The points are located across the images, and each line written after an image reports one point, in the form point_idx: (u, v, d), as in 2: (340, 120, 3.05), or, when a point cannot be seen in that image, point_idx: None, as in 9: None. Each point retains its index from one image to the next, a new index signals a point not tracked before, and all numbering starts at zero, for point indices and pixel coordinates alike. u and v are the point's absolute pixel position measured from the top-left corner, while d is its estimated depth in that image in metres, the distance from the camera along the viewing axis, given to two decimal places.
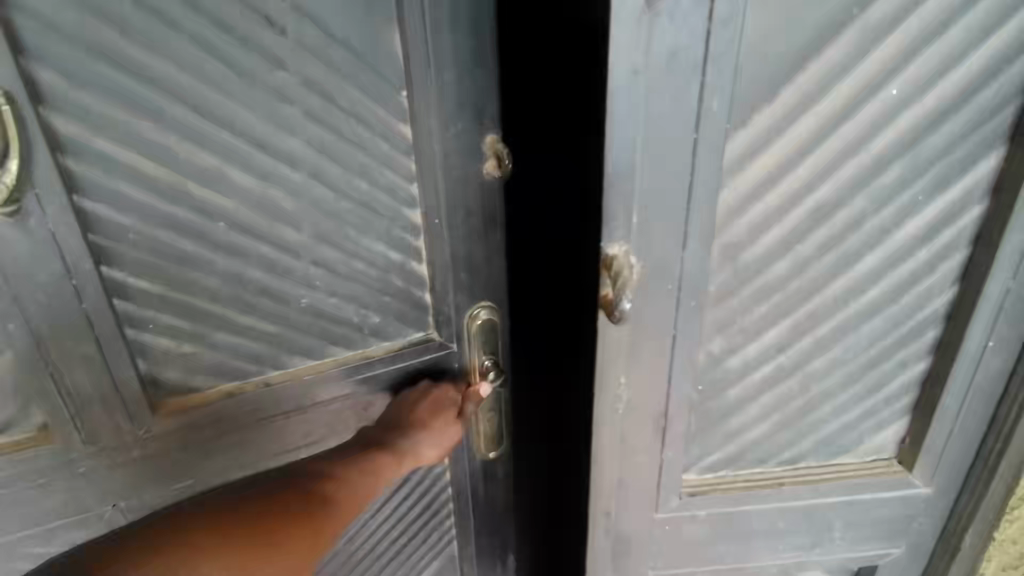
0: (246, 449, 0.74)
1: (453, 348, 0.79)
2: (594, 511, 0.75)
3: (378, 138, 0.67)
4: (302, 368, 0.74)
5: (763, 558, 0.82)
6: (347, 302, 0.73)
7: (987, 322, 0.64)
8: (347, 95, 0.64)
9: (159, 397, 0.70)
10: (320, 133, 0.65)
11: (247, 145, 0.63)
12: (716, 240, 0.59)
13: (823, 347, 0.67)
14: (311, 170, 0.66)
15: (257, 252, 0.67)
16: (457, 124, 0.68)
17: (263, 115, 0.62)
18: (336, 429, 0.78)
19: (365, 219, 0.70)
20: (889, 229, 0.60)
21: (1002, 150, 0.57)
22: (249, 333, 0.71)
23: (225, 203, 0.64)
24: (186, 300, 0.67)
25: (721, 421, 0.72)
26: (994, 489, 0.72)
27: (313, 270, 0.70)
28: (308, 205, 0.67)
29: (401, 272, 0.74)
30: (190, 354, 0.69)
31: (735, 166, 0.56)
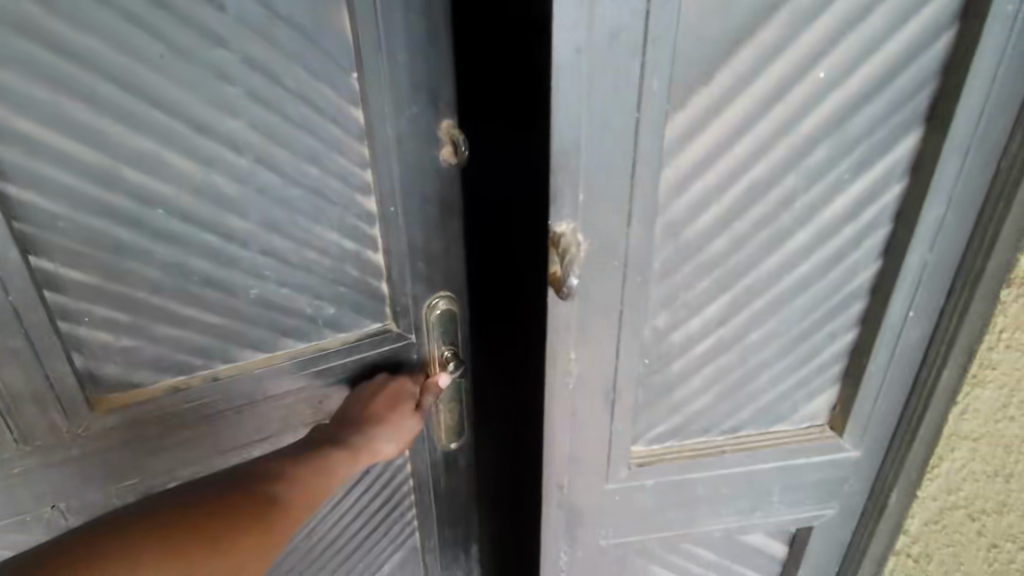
0: (196, 443, 0.76)
1: (411, 339, 0.80)
2: (548, 483, 0.78)
3: (327, 122, 0.67)
4: (253, 360, 0.75)
5: (707, 523, 0.86)
6: (299, 293, 0.74)
7: (907, 294, 0.69)
8: (293, 75, 0.63)
9: (95, 394, 0.71)
10: (266, 117, 0.64)
11: (186, 127, 0.62)
12: (659, 219, 0.62)
13: (756, 321, 0.71)
14: (257, 156, 0.66)
15: (201, 243, 0.67)
16: (412, 108, 0.68)
17: (202, 96, 0.61)
18: (290, 422, 0.80)
19: (316, 205, 0.70)
20: (818, 207, 0.64)
21: (919, 131, 0.61)
22: (192, 325, 0.71)
23: (163, 189, 0.64)
24: (123, 291, 0.67)
25: (665, 393, 0.75)
26: (915, 450, 0.79)
27: (261, 260, 0.71)
28: (254, 192, 0.67)
29: (356, 260, 0.75)
30: (129, 347, 0.70)
31: (675, 147, 0.58)
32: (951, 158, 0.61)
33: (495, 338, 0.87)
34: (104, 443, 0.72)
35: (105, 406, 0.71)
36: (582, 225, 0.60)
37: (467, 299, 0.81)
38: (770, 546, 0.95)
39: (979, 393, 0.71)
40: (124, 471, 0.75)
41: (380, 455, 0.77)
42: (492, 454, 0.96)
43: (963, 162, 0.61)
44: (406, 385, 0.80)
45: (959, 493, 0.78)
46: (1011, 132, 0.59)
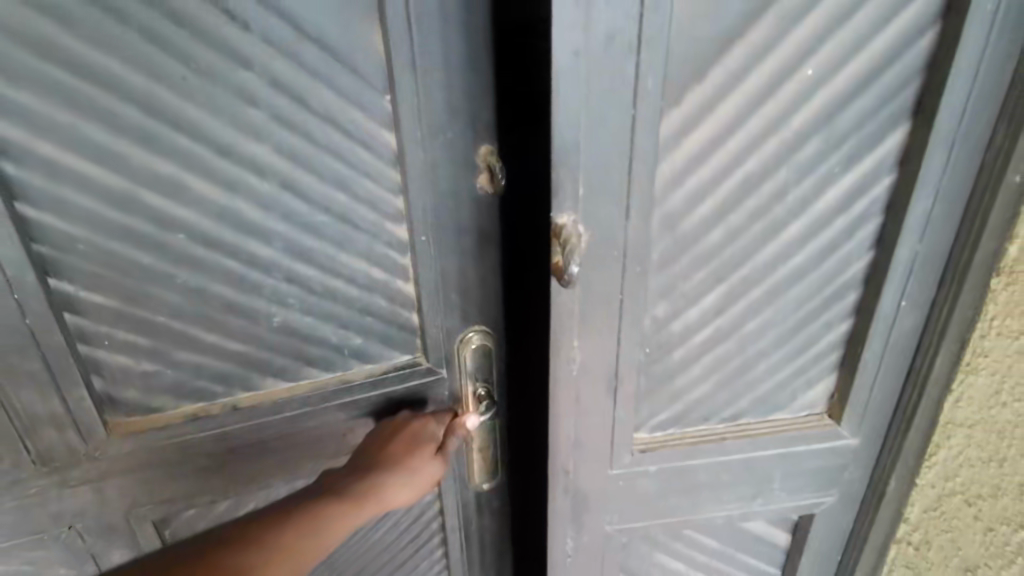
0: (216, 468, 0.81)
1: (442, 374, 0.83)
2: (554, 468, 0.82)
3: (358, 147, 0.69)
4: (275, 390, 0.79)
5: (710, 510, 0.89)
6: (324, 321, 0.77)
7: (900, 284, 0.71)
8: (320, 95, 0.66)
9: (115, 416, 0.76)
10: (291, 139, 0.67)
11: (210, 151, 0.66)
12: (656, 210, 0.65)
13: (753, 311, 0.74)
14: (282, 181, 0.69)
15: (222, 267, 0.71)
16: (448, 133, 0.70)
17: (225, 119, 0.65)
18: (312, 452, 0.83)
19: (342, 231, 0.73)
20: (810, 200, 0.67)
21: (907, 125, 0.64)
22: (213, 351, 0.75)
23: (182, 214, 0.68)
24: (143, 316, 0.71)
25: (666, 382, 0.78)
26: (913, 437, 0.82)
27: (286, 287, 0.74)
28: (280, 217, 0.70)
29: (385, 290, 0.77)
30: (150, 372, 0.74)
31: (672, 141, 0.62)
32: (937, 150, 0.63)
33: (524, 381, 0.88)
34: (118, 464, 0.77)
35: (122, 428, 0.76)
36: (584, 215, 0.63)
37: (501, 340, 0.83)
38: (772, 534, 0.97)
39: (973, 380, 0.72)
40: (137, 492, 0.79)
41: (393, 501, 0.76)
42: (525, 493, 0.99)
43: (949, 154, 0.63)
44: (431, 424, 0.81)
45: (957, 479, 0.79)
46: (996, 125, 0.62)
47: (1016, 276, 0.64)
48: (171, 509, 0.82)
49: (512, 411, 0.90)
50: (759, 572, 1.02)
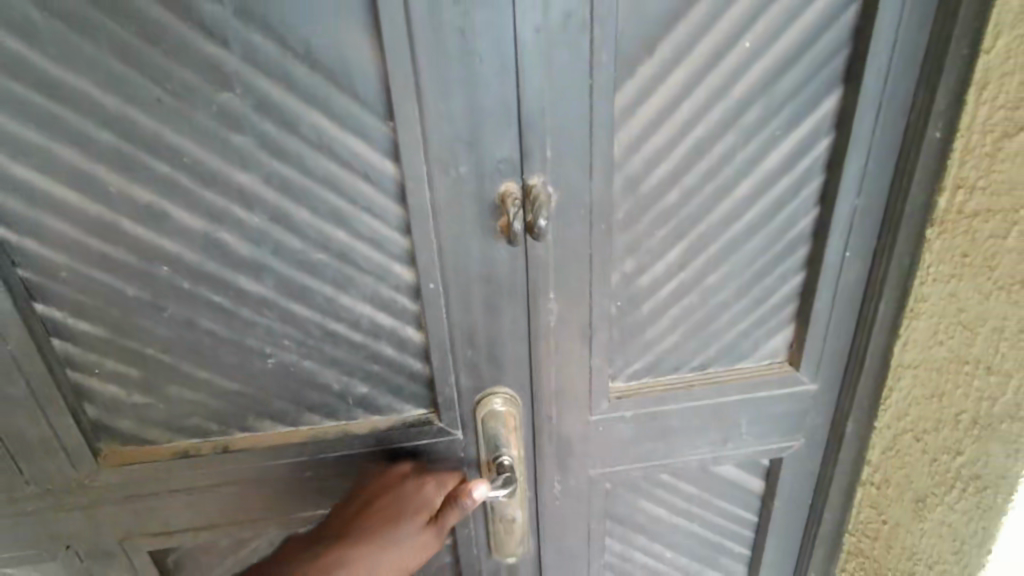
0: (206, 499, 0.88)
1: (458, 435, 0.88)
2: (539, 418, 0.89)
3: (359, 178, 0.70)
4: (272, 433, 0.86)
5: (685, 454, 0.97)
6: (326, 366, 0.82)
7: (842, 234, 0.80)
8: (311, 123, 0.67)
9: (111, 445, 0.85)
10: (283, 170, 0.69)
11: (192, 181, 0.69)
12: (617, 172, 0.74)
13: (712, 266, 0.82)
14: (271, 215, 0.71)
15: (208, 300, 0.76)
16: (458, 168, 0.69)
17: (209, 146, 0.67)
18: (303, 496, 0.90)
19: (342, 270, 0.76)
20: (757, 161, 0.76)
21: (839, 92, 0.73)
22: (204, 387, 0.82)
23: (170, 246, 0.72)
24: (134, 346, 0.78)
25: (639, 333, 0.86)
26: (865, 382, 0.89)
27: (281, 326, 0.79)
28: (269, 251, 0.73)
29: (393, 337, 0.81)
30: (139, 404, 0.82)
31: (628, 111, 0.70)
32: (867, 110, 0.72)
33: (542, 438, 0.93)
34: (111, 492, 0.86)
35: (113, 456, 0.85)
36: (551, 177, 0.71)
37: (522, 400, 0.87)
38: (746, 481, 1.05)
39: (916, 324, 0.80)
40: (130, 521, 0.89)
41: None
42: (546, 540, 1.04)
43: (876, 116, 0.72)
44: (427, 486, 0.84)
45: (907, 418, 0.86)
46: (916, 90, 0.71)
47: (945, 225, 0.73)
48: (162, 540, 0.91)
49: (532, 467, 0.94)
50: (736, 518, 1.10)
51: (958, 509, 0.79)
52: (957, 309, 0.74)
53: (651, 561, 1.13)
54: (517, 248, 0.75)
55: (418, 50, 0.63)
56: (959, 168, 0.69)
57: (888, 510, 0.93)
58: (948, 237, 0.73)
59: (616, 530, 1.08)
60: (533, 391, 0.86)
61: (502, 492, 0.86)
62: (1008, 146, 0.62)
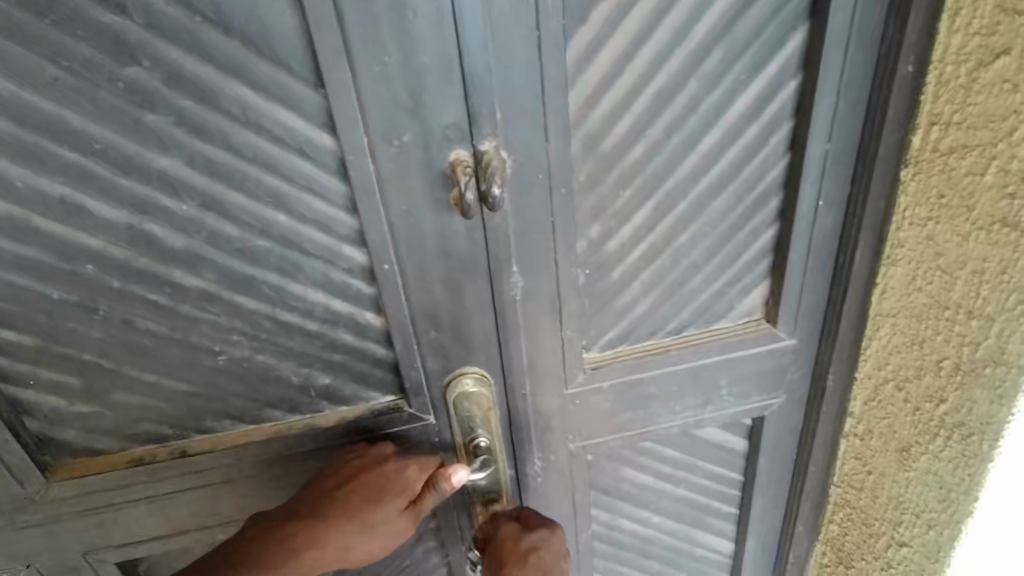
0: (170, 505, 0.84)
1: (430, 420, 0.84)
2: (513, 395, 0.85)
3: (296, 155, 0.64)
4: (234, 432, 0.81)
5: (666, 420, 0.94)
6: (282, 359, 0.78)
7: (815, 181, 0.76)
8: (235, 96, 0.60)
9: (60, 458, 0.79)
10: (210, 151, 0.63)
11: (108, 170, 0.62)
12: (576, 132, 0.69)
13: (682, 225, 0.78)
14: (202, 200, 0.65)
15: (144, 298, 0.70)
16: (401, 137, 0.64)
17: (122, 130, 0.61)
18: (273, 496, 0.86)
19: (288, 257, 0.70)
20: (723, 109, 0.71)
21: (804, 30, 0.68)
22: (153, 391, 0.77)
23: (93, 242, 0.66)
24: (69, 352, 0.72)
25: (611, 299, 0.82)
26: (844, 333, 0.87)
27: (229, 321, 0.73)
28: (205, 240, 0.68)
29: (351, 323, 0.76)
30: (83, 413, 0.77)
31: (581, 63, 0.65)
32: (835, 49, 0.67)
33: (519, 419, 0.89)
34: (66, 507, 0.80)
35: (64, 470, 0.79)
36: (503, 141, 0.66)
37: (493, 377, 0.83)
38: (730, 441, 1.04)
39: (894, 270, 0.78)
40: (90, 536, 0.84)
41: (349, 561, 0.77)
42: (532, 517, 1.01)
43: (845, 53, 0.68)
44: (410, 471, 0.79)
45: (888, 367, 0.84)
46: (886, 21, 0.66)
47: (920, 165, 0.70)
48: (129, 551, 0.86)
49: (511, 447, 0.91)
50: (722, 478, 1.08)
51: (943, 457, 0.78)
52: (935, 253, 0.71)
53: (638, 528, 1.11)
54: (474, 221, 0.70)
55: (343, 8, 0.57)
56: (933, 103, 0.66)
57: (872, 460, 0.92)
58: (924, 177, 0.70)
59: (602, 500, 1.06)
60: (505, 369, 0.82)
61: (481, 474, 0.85)
62: (982, 76, 0.60)
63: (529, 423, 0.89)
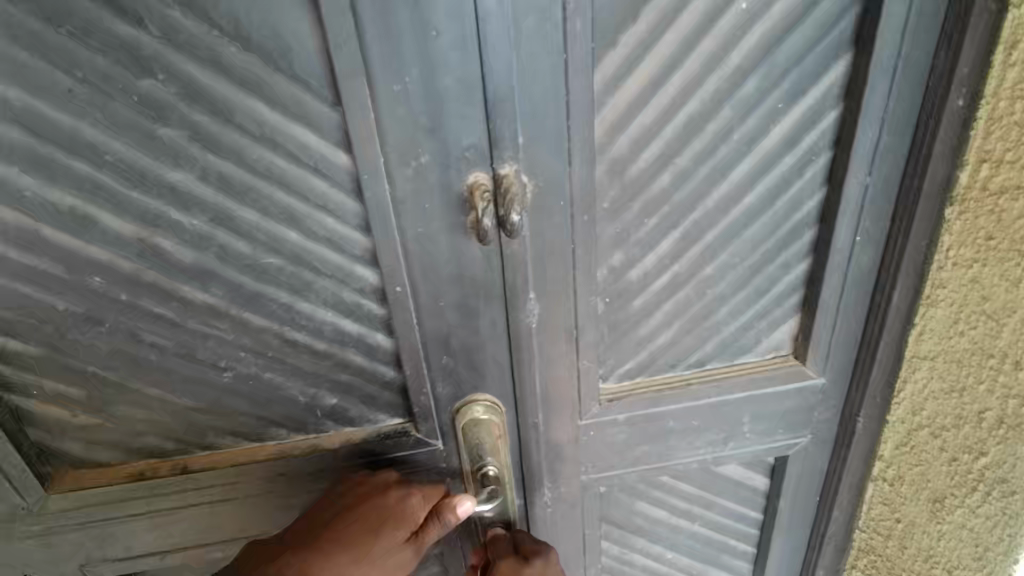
0: (170, 521, 0.82)
1: (439, 446, 0.81)
2: (525, 424, 0.82)
3: (310, 173, 0.62)
4: (237, 450, 0.79)
5: (684, 455, 0.90)
6: (289, 378, 0.75)
7: (852, 215, 0.72)
8: (249, 111, 0.59)
9: (61, 468, 0.78)
10: (221, 166, 0.61)
11: (118, 182, 0.61)
12: (601, 157, 0.66)
13: (710, 256, 0.75)
14: (213, 215, 0.63)
15: (151, 312, 0.68)
16: (419, 159, 0.62)
17: (134, 142, 0.59)
18: (275, 516, 0.84)
19: (299, 274, 0.68)
20: (758, 137, 0.68)
21: (849, 57, 0.65)
22: (156, 405, 0.75)
23: (101, 254, 0.64)
24: (74, 363, 0.70)
25: (630, 330, 0.79)
26: (875, 375, 0.82)
27: (236, 337, 0.71)
28: (215, 256, 0.66)
29: (360, 344, 0.74)
30: (86, 425, 0.75)
31: (609, 87, 0.62)
32: (880, 79, 0.64)
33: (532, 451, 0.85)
34: (65, 519, 0.79)
35: (63, 480, 0.78)
36: (525, 165, 0.63)
37: (505, 406, 0.80)
38: (750, 478, 0.99)
39: (933, 312, 0.73)
40: (89, 548, 0.82)
41: None
42: None
43: (890, 83, 0.64)
44: (412, 499, 0.76)
45: (923, 413, 0.80)
46: (936, 52, 0.62)
47: (967, 204, 0.66)
48: (127, 564, 0.85)
49: (521, 477, 0.88)
50: (740, 515, 1.04)
51: (983, 507, 0.77)
52: (980, 298, 0.68)
53: (651, 563, 1.07)
54: (491, 246, 0.67)
55: (364, 26, 0.55)
56: (983, 140, 0.62)
57: (901, 508, 0.88)
58: (971, 217, 0.66)
59: (613, 533, 1.02)
60: (518, 398, 0.79)
61: (486, 506, 0.81)
62: None
63: (541, 454, 0.86)
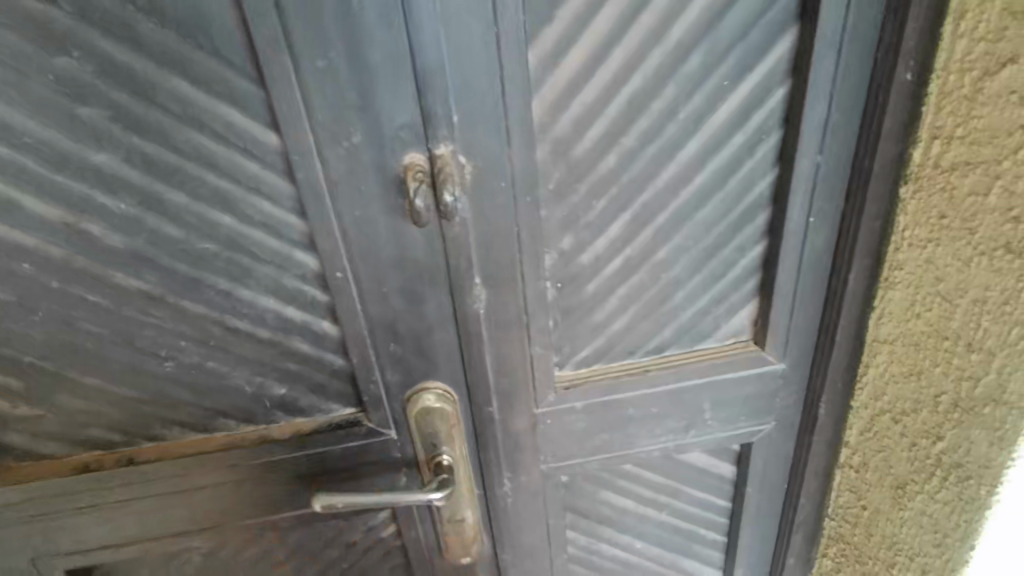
0: (118, 514, 0.80)
1: (392, 435, 0.80)
2: (480, 412, 0.81)
3: (240, 154, 0.61)
4: (183, 441, 0.78)
5: (646, 443, 0.89)
6: (234, 368, 0.74)
7: (805, 196, 0.70)
8: (171, 90, 0.57)
9: (5, 461, 0.77)
10: (147, 148, 0.59)
11: (41, 164, 0.59)
12: (543, 136, 0.64)
13: (662, 239, 0.73)
14: (141, 199, 0.62)
15: (85, 300, 0.67)
16: (351, 139, 0.60)
17: (54, 123, 0.57)
18: (227, 509, 0.82)
19: (236, 260, 0.67)
20: (705, 116, 0.66)
21: (795, 31, 0.63)
22: (98, 395, 0.73)
23: (27, 239, 0.62)
24: (9, 353, 0.69)
25: (584, 316, 0.77)
26: (835, 358, 0.81)
27: (174, 325, 0.70)
28: (146, 242, 0.64)
29: (304, 332, 0.73)
30: (27, 417, 0.74)
31: (546, 64, 0.61)
32: (826, 54, 0.62)
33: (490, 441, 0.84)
34: (11, 512, 0.78)
35: (8, 472, 0.77)
36: (462, 145, 0.61)
37: (457, 394, 0.78)
38: (716, 467, 0.98)
39: (891, 295, 0.72)
40: (38, 542, 0.81)
41: None
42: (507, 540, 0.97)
43: (837, 59, 0.63)
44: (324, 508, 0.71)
45: (884, 398, 0.78)
46: (883, 26, 0.61)
47: (921, 181, 0.64)
48: (78, 559, 0.83)
49: (480, 467, 0.87)
50: (707, 505, 1.02)
51: (939, 499, 0.72)
52: (935, 278, 0.65)
53: (620, 553, 1.06)
54: (431, 229, 0.65)
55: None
56: (934, 116, 0.61)
57: (868, 495, 0.86)
58: (924, 195, 0.64)
59: (580, 523, 1.01)
60: (471, 387, 0.78)
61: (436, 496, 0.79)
62: (987, 87, 0.54)
63: (500, 443, 0.84)
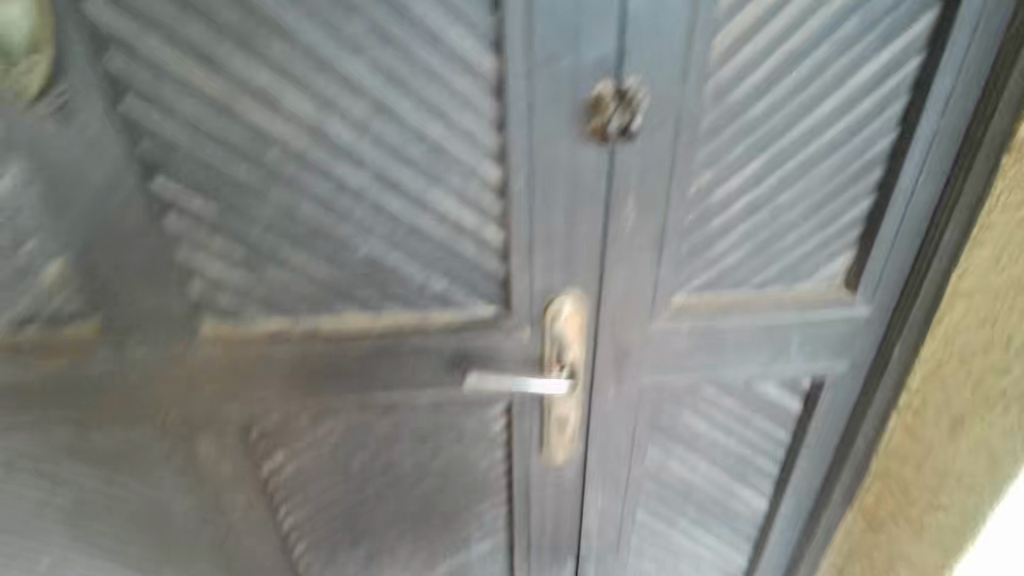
0: (291, 379, 0.95)
1: (527, 334, 0.93)
2: (603, 323, 0.94)
3: (464, 73, 0.73)
4: (355, 322, 0.92)
5: (735, 369, 1.01)
6: (409, 260, 0.87)
7: (919, 157, 0.82)
8: (424, 12, 0.70)
9: (209, 322, 0.90)
10: (392, 59, 0.72)
11: (306, 65, 0.72)
12: (708, 82, 0.76)
13: (787, 183, 0.85)
14: (377, 103, 0.75)
15: (309, 186, 0.80)
16: (557, 68, 0.72)
17: (326, 31, 0.70)
18: (379, 385, 0.97)
19: (435, 165, 0.80)
20: (847, 76, 0.77)
21: (937, 9, 0.74)
22: (296, 272, 0.87)
23: (278, 128, 0.75)
24: (237, 226, 0.82)
25: (706, 247, 0.90)
26: (918, 307, 0.93)
27: (371, 218, 0.83)
28: (371, 141, 0.77)
29: (474, 235, 0.85)
30: (237, 284, 0.87)
31: (725, 19, 0.72)
32: (962, 31, 0.74)
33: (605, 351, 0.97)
34: (208, 366, 0.92)
35: (211, 332, 0.90)
36: (646, 82, 0.74)
37: (590, 304, 0.91)
38: (787, 403, 1.10)
39: (977, 253, 0.86)
40: (222, 395, 0.95)
41: None
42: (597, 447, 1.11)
43: (971, 37, 0.74)
44: None
45: (956, 343, 0.92)
46: (1015, 12, 0.73)
47: None
48: (249, 415, 0.98)
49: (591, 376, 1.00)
50: (773, 437, 1.15)
51: (998, 422, 0.87)
52: None
53: (686, 473, 1.20)
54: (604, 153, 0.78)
55: None
56: None
57: (925, 431, 1.00)
58: None
59: (658, 442, 1.14)
60: (601, 298, 0.91)
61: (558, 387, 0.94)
62: None
63: (613, 354, 0.97)
